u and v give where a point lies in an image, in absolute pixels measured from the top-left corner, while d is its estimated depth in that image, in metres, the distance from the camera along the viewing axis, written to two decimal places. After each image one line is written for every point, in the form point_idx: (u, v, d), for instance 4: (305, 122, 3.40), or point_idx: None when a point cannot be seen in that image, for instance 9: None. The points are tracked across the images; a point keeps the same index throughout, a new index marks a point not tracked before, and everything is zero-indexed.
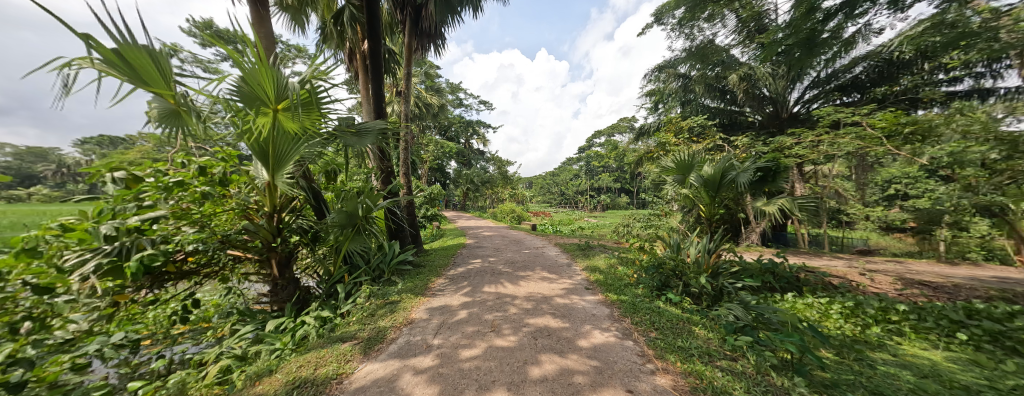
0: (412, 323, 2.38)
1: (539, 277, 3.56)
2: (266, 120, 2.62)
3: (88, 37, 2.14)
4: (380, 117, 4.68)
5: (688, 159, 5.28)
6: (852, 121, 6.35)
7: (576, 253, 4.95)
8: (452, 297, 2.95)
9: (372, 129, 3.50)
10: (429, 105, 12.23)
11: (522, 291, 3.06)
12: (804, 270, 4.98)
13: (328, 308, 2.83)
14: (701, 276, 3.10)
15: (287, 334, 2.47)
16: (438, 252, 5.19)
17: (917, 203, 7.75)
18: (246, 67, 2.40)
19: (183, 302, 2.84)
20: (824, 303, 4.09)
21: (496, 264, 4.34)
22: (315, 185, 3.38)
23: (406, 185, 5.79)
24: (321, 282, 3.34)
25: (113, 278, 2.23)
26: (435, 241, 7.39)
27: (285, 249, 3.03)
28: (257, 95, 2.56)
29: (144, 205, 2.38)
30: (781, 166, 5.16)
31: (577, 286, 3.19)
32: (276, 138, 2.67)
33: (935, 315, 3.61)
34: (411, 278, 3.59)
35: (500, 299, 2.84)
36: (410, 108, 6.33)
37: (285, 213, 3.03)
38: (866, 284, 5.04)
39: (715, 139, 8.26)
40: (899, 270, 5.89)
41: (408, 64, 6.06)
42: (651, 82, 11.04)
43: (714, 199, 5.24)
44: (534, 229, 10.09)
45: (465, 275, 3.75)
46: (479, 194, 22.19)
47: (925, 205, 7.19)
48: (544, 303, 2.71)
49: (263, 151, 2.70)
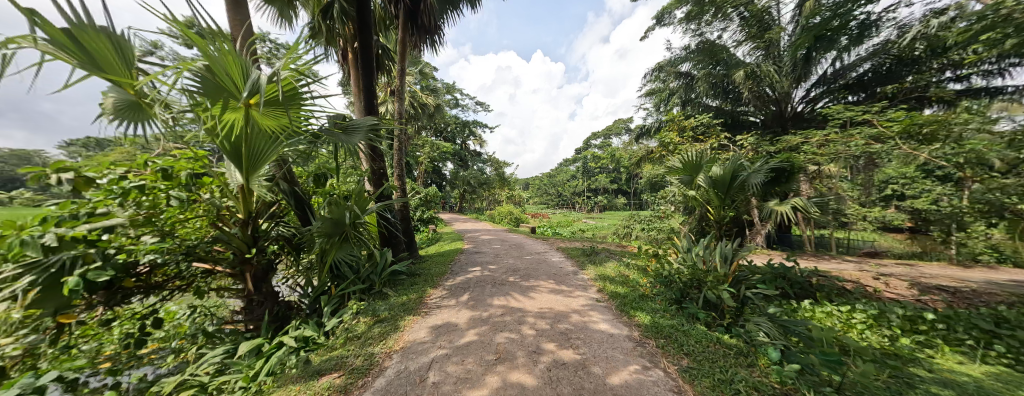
0: (407, 348, 2.08)
1: (546, 289, 3.25)
2: (238, 115, 2.21)
3: (34, 13, 1.76)
4: (371, 115, 4.39)
5: (698, 159, 5.02)
6: (862, 119, 6.16)
7: (581, 259, 4.68)
8: (451, 313, 2.64)
9: (363, 125, 3.24)
10: (424, 105, 11.93)
11: (529, 306, 2.76)
12: (817, 275, 4.73)
13: (312, 326, 2.49)
14: (722, 286, 2.84)
15: (261, 359, 2.12)
16: (434, 259, 4.87)
17: (921, 204, 7.62)
18: (214, 55, 1.98)
19: (146, 320, 2.51)
20: (845, 311, 3.84)
21: (497, 272, 4.04)
22: (299, 188, 3.07)
23: (401, 188, 5.45)
24: (304, 295, 3.03)
25: (32, 306, 1.85)
26: (431, 246, 7.06)
27: (263, 261, 2.66)
28: (223, 87, 2.11)
29: (97, 212, 2.08)
30: (795, 166, 4.96)
31: (588, 299, 2.91)
32: (251, 137, 2.32)
33: (965, 325, 3.40)
34: (406, 290, 3.28)
35: (506, 316, 2.55)
36: (405, 108, 5.98)
37: (262, 220, 2.69)
38: (881, 289, 4.83)
39: (718, 139, 8.04)
40: (912, 273, 5.70)
41: (402, 60, 5.74)
42: (652, 81, 10.87)
43: (725, 201, 5.02)
44: (533, 230, 9.80)
45: (465, 286, 3.43)
46: (476, 195, 21.87)
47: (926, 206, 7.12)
48: (558, 320, 2.44)
49: (236, 152, 2.34)
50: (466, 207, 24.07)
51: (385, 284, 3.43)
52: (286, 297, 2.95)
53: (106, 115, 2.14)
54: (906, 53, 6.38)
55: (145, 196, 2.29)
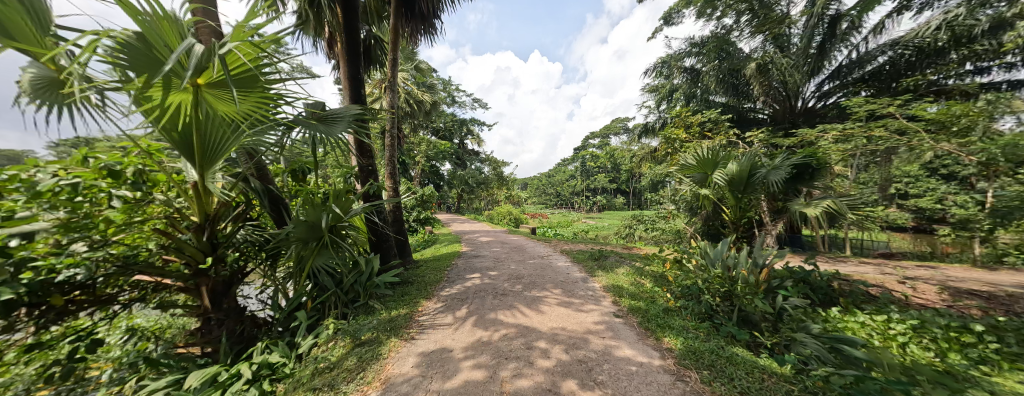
0: (390, 386, 1.70)
1: (553, 302, 2.89)
2: (182, 96, 1.81)
3: None
4: (358, 104, 3.97)
5: (713, 156, 4.72)
6: (885, 113, 5.82)
7: (589, 264, 4.31)
8: (447, 335, 2.27)
9: (345, 115, 2.91)
10: (421, 102, 11.51)
11: (538, 325, 2.39)
12: (841, 279, 4.40)
13: (282, 349, 2.11)
14: (757, 299, 2.49)
15: (211, 393, 1.72)
16: (428, 265, 4.48)
17: (928, 203, 7.18)
18: (144, 18, 1.56)
19: (82, 343, 2.08)
20: (881, 321, 3.49)
21: (498, 279, 3.67)
22: (274, 187, 2.72)
23: (393, 188, 5.04)
24: (275, 310, 2.61)
25: None
26: (427, 249, 6.67)
27: (223, 273, 2.24)
28: (160, 60, 1.69)
29: (12, 216, 1.67)
30: (821, 163, 4.47)
31: (603, 316, 2.54)
32: (202, 124, 1.94)
33: (1017, 337, 3.07)
34: (396, 303, 2.89)
35: (510, 340, 2.17)
36: (398, 101, 5.55)
37: (224, 223, 2.28)
38: (909, 294, 4.51)
39: (728, 135, 7.68)
40: (937, 276, 5.36)
41: (393, 49, 5.30)
42: (655, 76, 10.50)
43: (742, 201, 4.67)
44: (533, 231, 9.35)
45: (462, 297, 3.05)
46: (473, 195, 21.47)
47: (929, 203, 7.01)
48: (571, 346, 2.07)
49: (185, 141, 1.95)
50: (463, 207, 23.73)
51: (372, 295, 3.04)
52: (253, 311, 2.58)
53: (23, 94, 1.75)
54: (927, 43, 6.07)
55: (79, 197, 1.89)
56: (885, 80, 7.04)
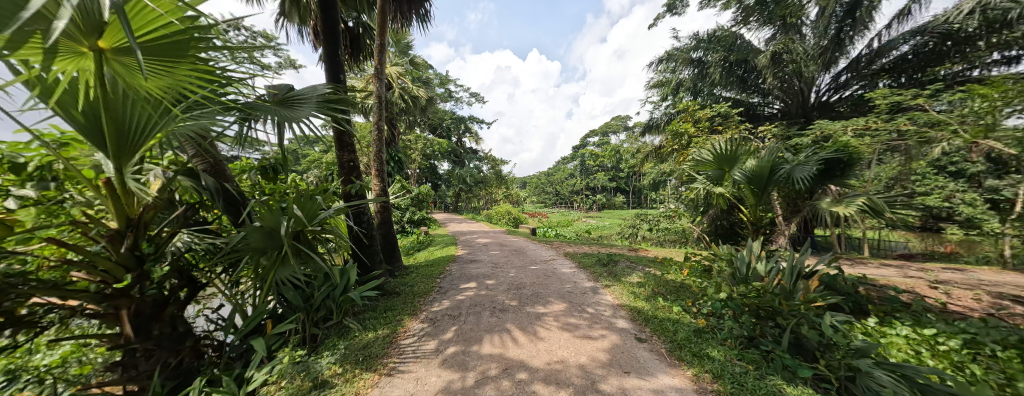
0: None
1: (554, 324, 2.47)
2: (77, 62, 1.37)
3: None
4: (337, 86, 3.51)
5: (731, 151, 4.28)
6: (914, 104, 5.43)
7: (597, 270, 3.92)
8: (430, 370, 1.87)
9: (313, 98, 2.52)
10: (416, 98, 11.06)
11: (538, 358, 1.99)
12: (870, 286, 4.01)
13: (226, 388, 1.70)
14: (800, 319, 2.10)
15: None
16: (419, 272, 4.06)
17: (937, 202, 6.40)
18: None
19: None
20: (923, 335, 3.11)
21: (495, 290, 3.25)
22: (231, 185, 2.29)
23: (380, 188, 4.59)
24: (229, 332, 2.22)
25: None
26: (420, 252, 6.25)
27: (152, 292, 1.85)
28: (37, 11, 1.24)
29: None
30: (854, 157, 4.02)
31: (618, 343, 2.14)
32: (110, 102, 1.50)
33: None
34: (375, 323, 2.48)
35: (507, 381, 1.77)
36: (386, 90, 5.03)
37: (157, 227, 1.87)
38: (945, 301, 4.12)
39: (739, 130, 7.27)
40: (969, 280, 4.96)
41: (380, 33, 4.80)
42: (660, 70, 10.06)
43: (763, 199, 4.26)
44: (533, 231, 8.92)
45: (453, 315, 2.64)
46: (472, 193, 21.08)
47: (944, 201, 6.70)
48: (581, 391, 1.65)
49: (90, 123, 1.52)
50: (462, 205, 23.32)
51: (349, 312, 2.63)
52: (204, 333, 2.22)
53: None
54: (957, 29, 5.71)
55: None
56: (907, 70, 6.62)
